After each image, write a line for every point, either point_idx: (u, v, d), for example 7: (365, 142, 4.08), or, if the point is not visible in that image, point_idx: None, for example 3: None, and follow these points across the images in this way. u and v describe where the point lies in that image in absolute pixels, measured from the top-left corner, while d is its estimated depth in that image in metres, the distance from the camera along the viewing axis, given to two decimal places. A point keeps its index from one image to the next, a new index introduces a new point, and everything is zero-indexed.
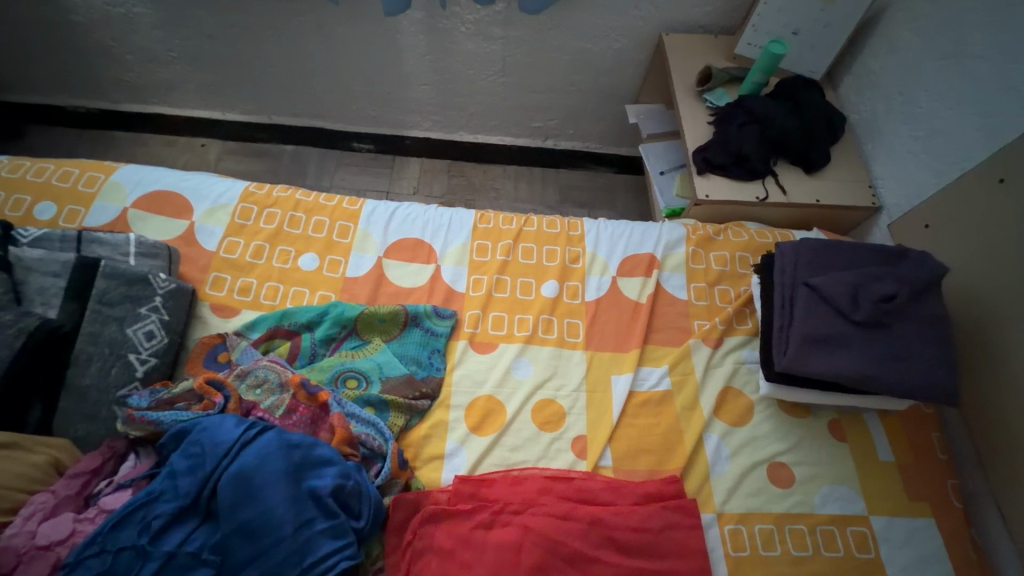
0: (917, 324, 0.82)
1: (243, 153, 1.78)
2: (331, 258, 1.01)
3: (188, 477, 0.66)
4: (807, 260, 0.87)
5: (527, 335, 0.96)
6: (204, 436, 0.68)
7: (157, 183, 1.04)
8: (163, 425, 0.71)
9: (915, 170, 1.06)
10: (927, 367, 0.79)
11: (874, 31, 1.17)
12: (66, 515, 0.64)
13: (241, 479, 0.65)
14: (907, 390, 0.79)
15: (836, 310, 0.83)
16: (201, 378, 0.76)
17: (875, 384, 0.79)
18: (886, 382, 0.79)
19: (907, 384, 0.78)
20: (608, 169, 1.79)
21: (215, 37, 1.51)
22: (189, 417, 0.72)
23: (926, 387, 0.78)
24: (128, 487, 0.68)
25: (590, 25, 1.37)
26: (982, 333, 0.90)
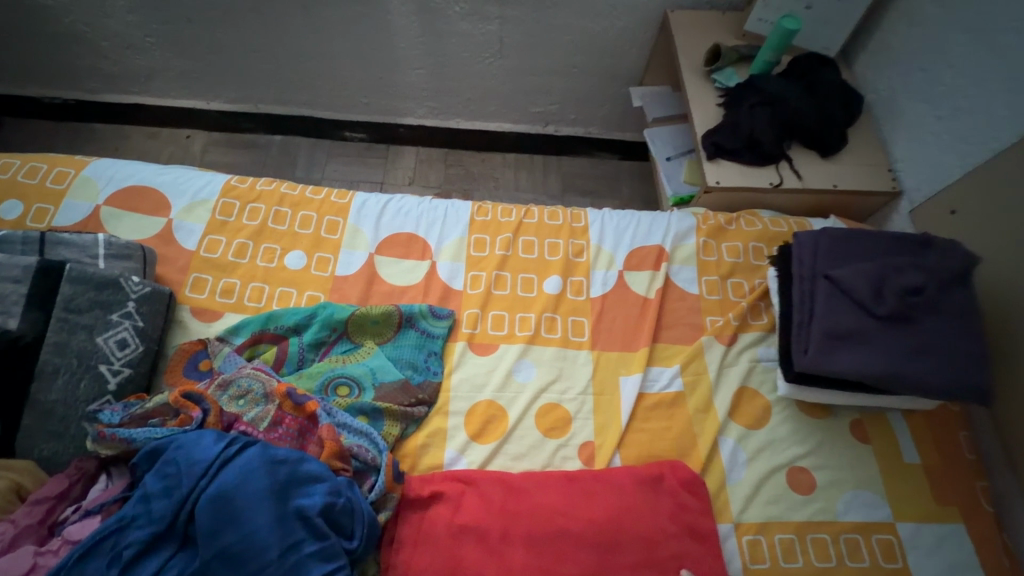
0: (950, 317, 0.75)
1: (230, 144, 1.70)
2: (320, 256, 0.95)
3: (162, 501, 0.60)
4: (826, 250, 0.81)
5: (528, 335, 0.90)
6: (180, 454, 0.62)
7: (131, 179, 0.97)
8: (136, 443, 0.65)
9: (939, 152, 0.99)
10: (960, 365, 0.73)
11: (893, 3, 1.10)
12: (26, 548, 0.58)
13: (220, 501, 0.60)
14: (940, 390, 0.72)
15: (859, 305, 0.76)
16: (178, 391, 0.70)
17: (905, 384, 0.72)
18: (916, 382, 0.72)
19: (940, 383, 0.72)
20: (611, 155, 1.72)
21: (195, 21, 1.43)
22: (164, 434, 0.66)
23: (962, 386, 0.72)
24: (97, 512, 0.62)
25: (590, 2, 1.29)
26: (1014, 327, 0.84)
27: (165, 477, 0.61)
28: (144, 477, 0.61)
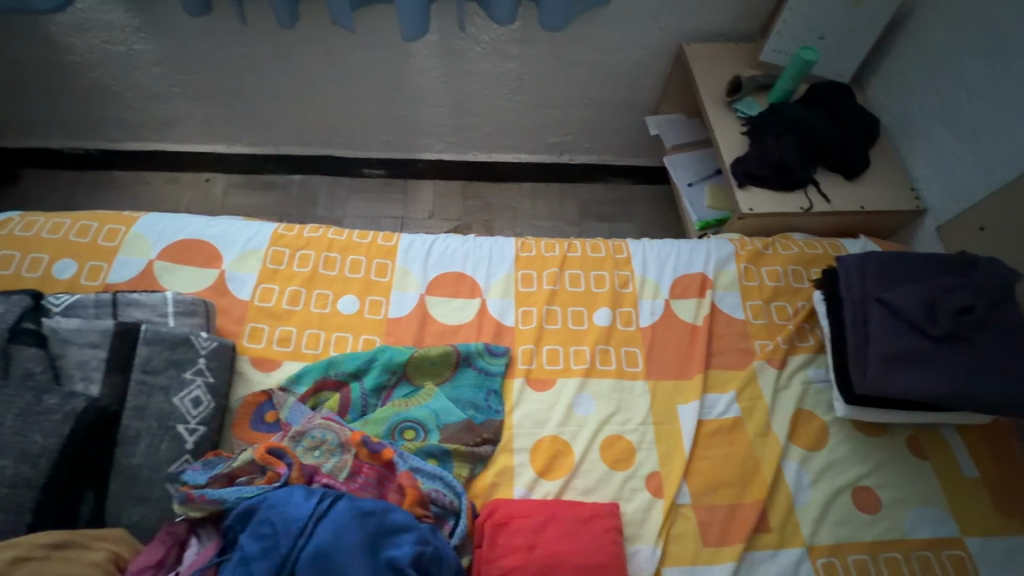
0: (1002, 335, 0.78)
1: (249, 186, 1.72)
2: (372, 299, 0.97)
3: (261, 562, 0.60)
4: (875, 274, 0.85)
5: (585, 368, 0.92)
6: (273, 514, 0.63)
7: (181, 232, 0.99)
8: (227, 503, 0.67)
9: (962, 171, 1.03)
10: (1018, 380, 0.76)
11: (902, 32, 1.15)
12: None
13: (319, 560, 0.60)
14: (998, 406, 0.76)
15: (913, 326, 0.80)
16: (261, 447, 0.72)
17: (966, 402, 0.76)
18: (976, 399, 0.76)
19: (1000, 399, 0.75)
20: (625, 181, 1.76)
21: (219, 71, 1.45)
22: (255, 493, 0.68)
23: (1021, 401, 0.75)
24: None
25: (609, 39, 1.34)
26: None
27: (263, 538, 0.62)
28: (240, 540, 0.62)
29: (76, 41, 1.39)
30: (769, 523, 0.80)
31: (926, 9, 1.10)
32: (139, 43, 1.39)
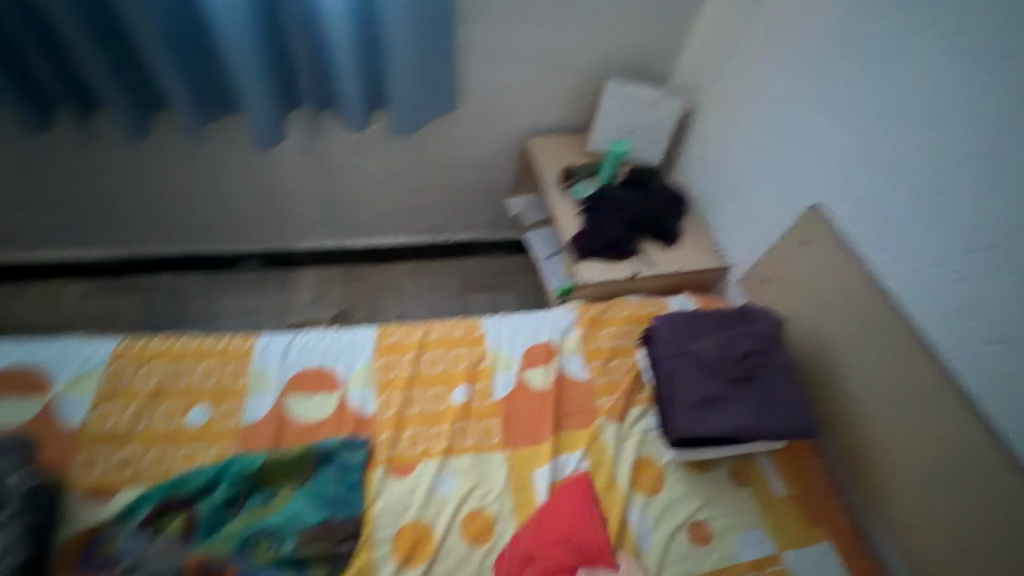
0: (779, 372, 0.95)
1: (110, 291, 1.63)
2: (225, 406, 0.95)
3: None
4: (678, 332, 1.00)
5: (445, 447, 0.96)
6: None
7: (5, 359, 0.93)
8: None
9: (747, 234, 1.25)
10: (790, 409, 0.93)
11: (692, 124, 1.41)
12: None
13: None
14: (784, 433, 0.92)
15: (710, 374, 0.94)
16: None
17: (755, 435, 0.90)
18: (762, 431, 0.91)
19: (779, 428, 0.91)
20: (502, 252, 1.89)
21: (68, 180, 1.41)
22: None
23: (794, 427, 0.91)
24: None
25: (462, 136, 1.50)
26: (828, 369, 1.04)
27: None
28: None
29: None
30: None
31: (704, 108, 1.36)
32: None
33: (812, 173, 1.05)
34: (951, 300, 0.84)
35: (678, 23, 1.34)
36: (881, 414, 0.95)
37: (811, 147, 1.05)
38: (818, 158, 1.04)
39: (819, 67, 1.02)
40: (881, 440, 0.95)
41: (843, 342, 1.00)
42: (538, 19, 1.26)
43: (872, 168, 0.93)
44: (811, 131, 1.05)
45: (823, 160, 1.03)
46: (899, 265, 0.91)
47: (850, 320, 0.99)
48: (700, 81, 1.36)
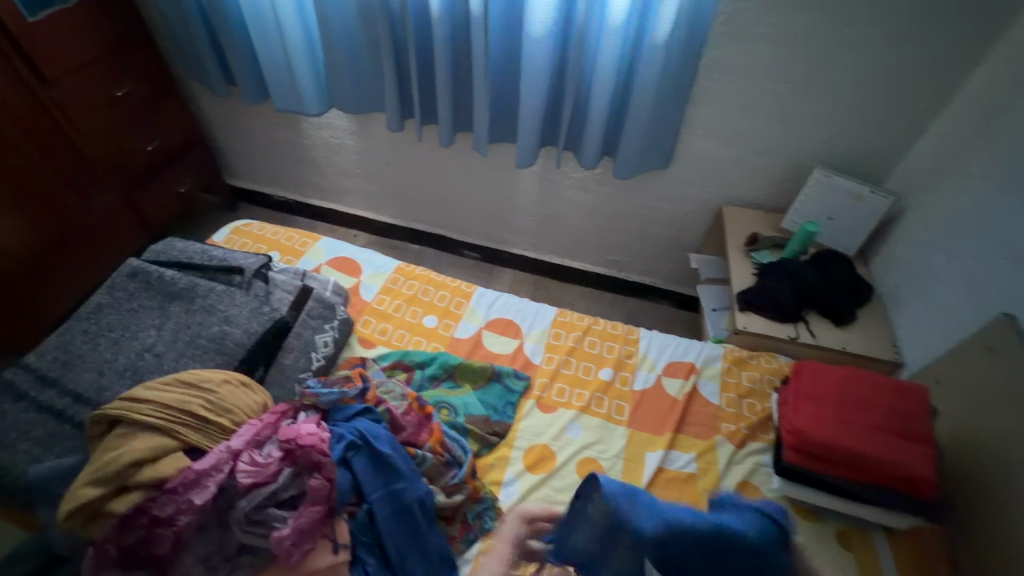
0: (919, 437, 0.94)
1: (381, 245, 2.32)
2: (446, 321, 1.37)
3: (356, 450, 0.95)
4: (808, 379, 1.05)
5: (582, 405, 1.21)
6: (370, 429, 0.97)
7: (343, 251, 1.48)
8: (321, 396, 1.01)
9: (928, 335, 1.24)
10: (914, 461, 0.91)
11: (896, 226, 1.45)
12: (308, 425, 0.92)
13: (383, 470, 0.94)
14: (912, 480, 0.90)
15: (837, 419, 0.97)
16: (357, 371, 1.09)
17: (867, 476, 0.93)
18: (877, 478, 0.92)
19: (901, 476, 0.90)
20: (670, 304, 2.11)
21: (391, 164, 2.04)
22: (339, 393, 1.02)
23: (914, 475, 0.89)
24: (311, 422, 0.95)
25: (668, 192, 1.77)
26: (991, 475, 0.97)
27: (347, 447, 0.94)
28: (337, 430, 0.96)
29: (313, 131, 2.06)
30: None
31: (912, 214, 1.40)
32: (348, 140, 2.03)
33: (1009, 288, 1.05)
34: None
35: (902, 132, 1.43)
36: None
37: (1012, 263, 1.05)
38: (1019, 274, 1.03)
39: None
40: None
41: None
42: (762, 109, 1.49)
43: None
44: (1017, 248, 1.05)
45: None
46: None
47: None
48: (913, 188, 1.41)
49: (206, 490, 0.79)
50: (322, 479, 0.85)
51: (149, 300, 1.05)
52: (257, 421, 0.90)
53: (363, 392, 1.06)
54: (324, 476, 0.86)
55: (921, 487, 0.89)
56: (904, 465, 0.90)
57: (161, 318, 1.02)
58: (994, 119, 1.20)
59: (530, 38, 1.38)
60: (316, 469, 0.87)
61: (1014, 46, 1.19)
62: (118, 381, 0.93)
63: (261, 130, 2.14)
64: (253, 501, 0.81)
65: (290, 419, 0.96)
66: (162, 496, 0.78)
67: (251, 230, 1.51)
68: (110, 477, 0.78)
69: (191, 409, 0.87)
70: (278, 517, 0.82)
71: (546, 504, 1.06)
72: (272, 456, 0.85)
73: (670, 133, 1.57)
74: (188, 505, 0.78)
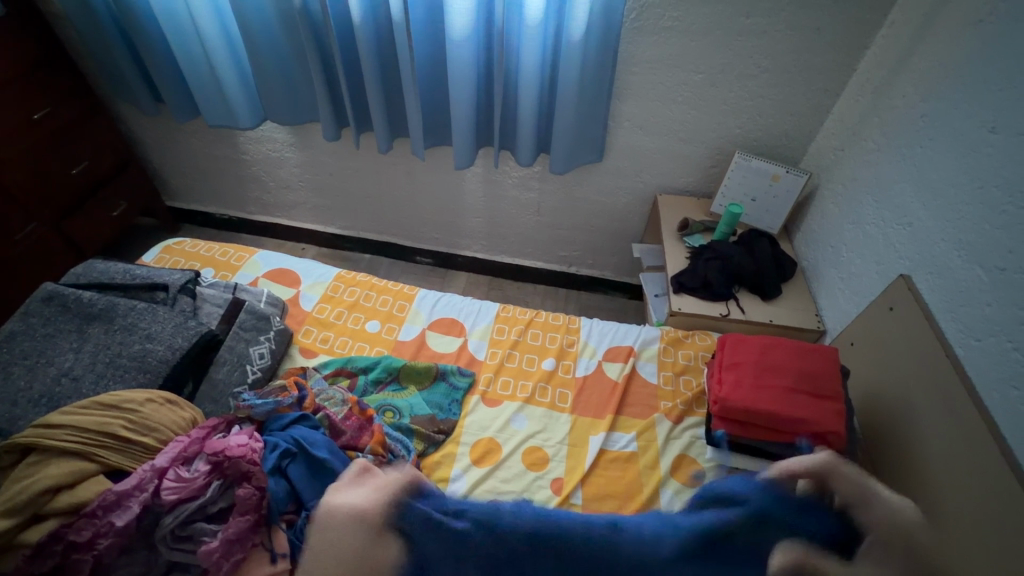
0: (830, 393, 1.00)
1: (331, 257, 2.30)
2: (390, 325, 1.37)
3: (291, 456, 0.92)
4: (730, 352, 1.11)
5: (526, 396, 1.23)
6: (305, 435, 0.96)
7: (281, 263, 1.47)
8: (256, 407, 0.99)
9: (844, 302, 1.32)
10: (826, 416, 0.97)
11: (813, 203, 1.54)
12: (240, 437, 0.91)
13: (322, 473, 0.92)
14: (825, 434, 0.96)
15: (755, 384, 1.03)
16: (292, 379, 1.08)
17: (786, 437, 0.99)
18: (794, 437, 0.98)
19: (815, 432, 0.96)
20: (620, 294, 2.16)
21: (333, 174, 2.03)
22: (274, 403, 1.00)
23: (824, 429, 0.95)
24: (245, 433, 0.94)
25: (606, 185, 1.82)
26: (902, 422, 1.04)
27: (281, 455, 0.91)
28: (270, 439, 0.94)
29: (250, 146, 2.03)
30: None
31: (825, 190, 1.48)
32: (288, 153, 2.00)
33: (904, 250, 1.13)
34: (1006, 367, 0.86)
35: (810, 114, 1.52)
36: (947, 465, 0.92)
37: (905, 227, 1.13)
38: (910, 237, 1.12)
39: (920, 156, 1.13)
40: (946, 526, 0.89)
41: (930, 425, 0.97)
42: (681, 99, 1.56)
43: (958, 246, 0.99)
44: (908, 213, 1.13)
45: (915, 239, 1.10)
46: (964, 332, 0.95)
47: (939, 408, 0.96)
48: (824, 165, 1.50)
49: (128, 511, 0.78)
50: (252, 489, 0.84)
51: (66, 323, 1.02)
52: (185, 438, 0.89)
53: (300, 400, 1.06)
54: (255, 486, 0.85)
55: (832, 441, 0.95)
56: (817, 423, 0.96)
57: (79, 342, 0.99)
58: (882, 95, 1.29)
59: (452, 41, 1.41)
60: (246, 478, 0.86)
61: (892, 28, 1.29)
62: (33, 409, 0.90)
63: (197, 148, 2.10)
64: (180, 517, 0.80)
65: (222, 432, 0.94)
66: (79, 521, 0.76)
67: (184, 248, 1.48)
68: (20, 507, 0.75)
69: (111, 430, 0.84)
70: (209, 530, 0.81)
71: (492, 496, 1.06)
72: (200, 470, 0.84)
73: (600, 126, 1.62)
74: (109, 526, 0.76)
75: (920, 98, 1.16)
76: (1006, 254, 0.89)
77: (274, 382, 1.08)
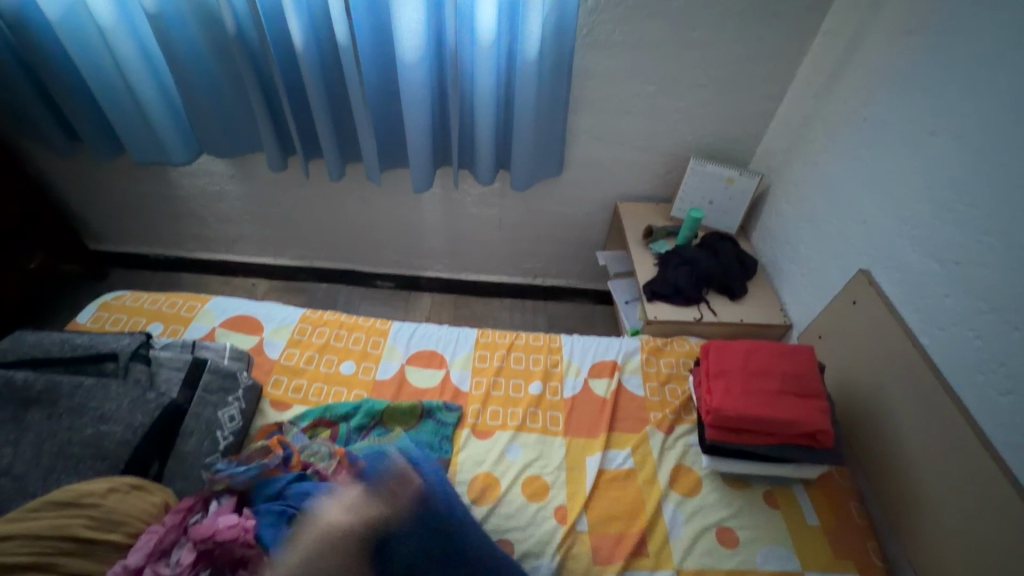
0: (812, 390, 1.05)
1: (285, 290, 2.16)
2: (366, 365, 1.30)
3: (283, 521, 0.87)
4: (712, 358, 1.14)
5: (517, 424, 1.21)
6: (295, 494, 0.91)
7: (238, 309, 1.36)
8: (237, 476, 0.91)
9: (806, 296, 1.39)
10: (812, 414, 1.01)
11: (766, 202, 1.61)
12: (228, 516, 0.85)
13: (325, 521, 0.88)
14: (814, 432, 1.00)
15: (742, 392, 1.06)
16: (274, 439, 1.00)
17: (778, 438, 1.02)
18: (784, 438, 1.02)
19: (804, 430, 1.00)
20: (588, 300, 2.17)
21: (280, 205, 1.92)
22: (257, 470, 0.92)
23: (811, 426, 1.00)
24: (229, 511, 0.87)
25: (567, 197, 1.83)
26: (879, 408, 1.10)
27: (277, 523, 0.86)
28: (261, 512, 0.88)
29: (185, 181, 1.87)
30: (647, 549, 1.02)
31: (776, 190, 1.56)
32: (228, 185, 1.87)
33: (861, 246, 1.20)
34: (971, 354, 0.93)
35: (756, 118, 1.59)
36: (929, 446, 0.98)
37: (860, 224, 1.20)
38: (866, 234, 1.19)
39: (867, 157, 1.20)
40: (946, 504, 0.94)
41: (909, 416, 1.02)
42: (635, 110, 1.59)
43: (911, 241, 1.06)
44: (861, 211, 1.20)
45: (871, 235, 1.17)
46: (926, 321, 1.02)
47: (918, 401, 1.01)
48: (774, 166, 1.58)
49: None
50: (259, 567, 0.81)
51: None
52: (158, 526, 0.80)
53: (287, 459, 0.98)
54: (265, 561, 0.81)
55: (822, 439, 1.00)
56: (808, 422, 1.00)
57: (17, 432, 0.87)
58: (825, 99, 1.37)
59: (404, 64, 1.36)
60: (240, 563, 0.83)
61: (827, 36, 1.37)
62: None
63: (123, 186, 1.92)
64: None
65: (201, 512, 0.86)
66: None
67: (124, 302, 1.34)
68: None
69: (72, 532, 0.74)
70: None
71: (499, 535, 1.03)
72: (182, 566, 0.77)
73: (559, 140, 1.62)
74: None
75: (861, 102, 1.23)
76: (959, 248, 0.96)
77: (248, 448, 0.99)
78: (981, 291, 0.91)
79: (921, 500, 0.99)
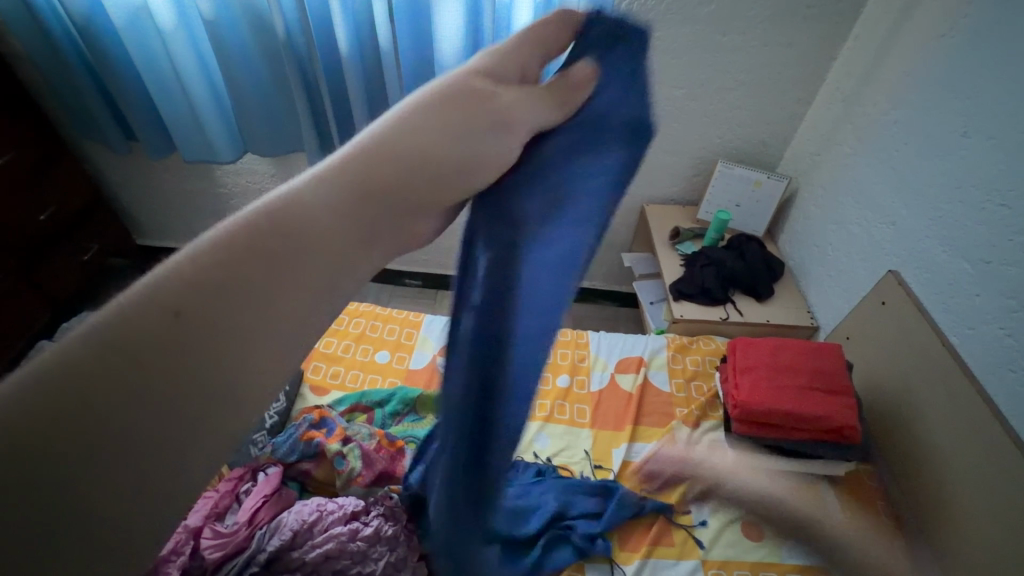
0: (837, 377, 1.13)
1: None
2: (400, 354, 1.34)
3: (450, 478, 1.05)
4: (738, 354, 1.21)
5: (546, 416, 1.30)
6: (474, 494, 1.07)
7: None
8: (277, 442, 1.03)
9: (835, 298, 1.39)
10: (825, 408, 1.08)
11: (794, 205, 1.62)
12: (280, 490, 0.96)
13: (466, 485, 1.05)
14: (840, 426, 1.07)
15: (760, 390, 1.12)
16: (316, 413, 1.08)
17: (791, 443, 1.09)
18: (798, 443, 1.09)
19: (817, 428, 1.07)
20: (612, 303, 2.15)
21: None
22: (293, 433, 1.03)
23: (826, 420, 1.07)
24: (273, 477, 0.98)
25: None
26: (911, 410, 1.13)
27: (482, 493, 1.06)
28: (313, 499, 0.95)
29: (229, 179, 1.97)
30: (672, 539, 1.08)
31: (804, 193, 1.57)
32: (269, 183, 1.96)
33: (887, 245, 1.21)
34: (1001, 352, 0.94)
35: (785, 121, 1.61)
36: (955, 451, 1.02)
37: (889, 225, 1.21)
38: (894, 235, 1.19)
39: (897, 160, 1.21)
40: (973, 504, 0.98)
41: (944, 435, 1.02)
42: (664, 113, 1.61)
43: (942, 241, 1.07)
44: (890, 212, 1.21)
45: (899, 237, 1.18)
46: (958, 321, 1.03)
47: (953, 402, 1.02)
48: (801, 169, 1.59)
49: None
50: (337, 508, 0.92)
51: None
52: (213, 493, 0.93)
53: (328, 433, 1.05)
54: (340, 503, 0.93)
55: (848, 434, 1.07)
56: (833, 418, 1.07)
57: None
58: (853, 102, 1.39)
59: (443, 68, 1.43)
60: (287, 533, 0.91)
61: (857, 40, 1.39)
62: None
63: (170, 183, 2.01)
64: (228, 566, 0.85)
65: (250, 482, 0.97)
66: None
67: None
68: None
69: None
70: (298, 560, 0.86)
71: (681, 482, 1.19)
72: (238, 523, 0.89)
73: None
74: None
75: (892, 105, 1.24)
76: (990, 248, 0.96)
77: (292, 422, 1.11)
78: (1009, 289, 0.93)
79: (947, 506, 1.03)
